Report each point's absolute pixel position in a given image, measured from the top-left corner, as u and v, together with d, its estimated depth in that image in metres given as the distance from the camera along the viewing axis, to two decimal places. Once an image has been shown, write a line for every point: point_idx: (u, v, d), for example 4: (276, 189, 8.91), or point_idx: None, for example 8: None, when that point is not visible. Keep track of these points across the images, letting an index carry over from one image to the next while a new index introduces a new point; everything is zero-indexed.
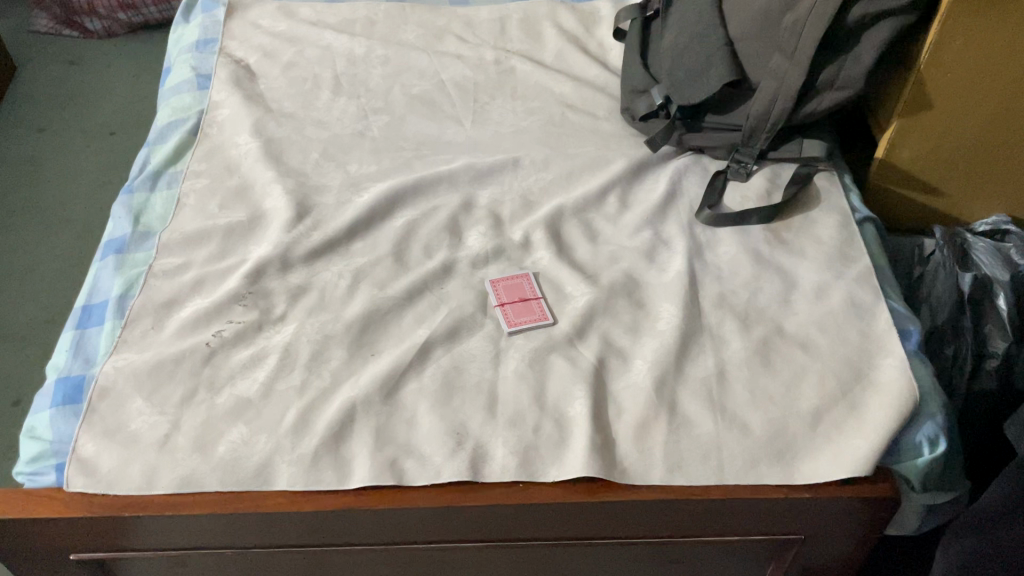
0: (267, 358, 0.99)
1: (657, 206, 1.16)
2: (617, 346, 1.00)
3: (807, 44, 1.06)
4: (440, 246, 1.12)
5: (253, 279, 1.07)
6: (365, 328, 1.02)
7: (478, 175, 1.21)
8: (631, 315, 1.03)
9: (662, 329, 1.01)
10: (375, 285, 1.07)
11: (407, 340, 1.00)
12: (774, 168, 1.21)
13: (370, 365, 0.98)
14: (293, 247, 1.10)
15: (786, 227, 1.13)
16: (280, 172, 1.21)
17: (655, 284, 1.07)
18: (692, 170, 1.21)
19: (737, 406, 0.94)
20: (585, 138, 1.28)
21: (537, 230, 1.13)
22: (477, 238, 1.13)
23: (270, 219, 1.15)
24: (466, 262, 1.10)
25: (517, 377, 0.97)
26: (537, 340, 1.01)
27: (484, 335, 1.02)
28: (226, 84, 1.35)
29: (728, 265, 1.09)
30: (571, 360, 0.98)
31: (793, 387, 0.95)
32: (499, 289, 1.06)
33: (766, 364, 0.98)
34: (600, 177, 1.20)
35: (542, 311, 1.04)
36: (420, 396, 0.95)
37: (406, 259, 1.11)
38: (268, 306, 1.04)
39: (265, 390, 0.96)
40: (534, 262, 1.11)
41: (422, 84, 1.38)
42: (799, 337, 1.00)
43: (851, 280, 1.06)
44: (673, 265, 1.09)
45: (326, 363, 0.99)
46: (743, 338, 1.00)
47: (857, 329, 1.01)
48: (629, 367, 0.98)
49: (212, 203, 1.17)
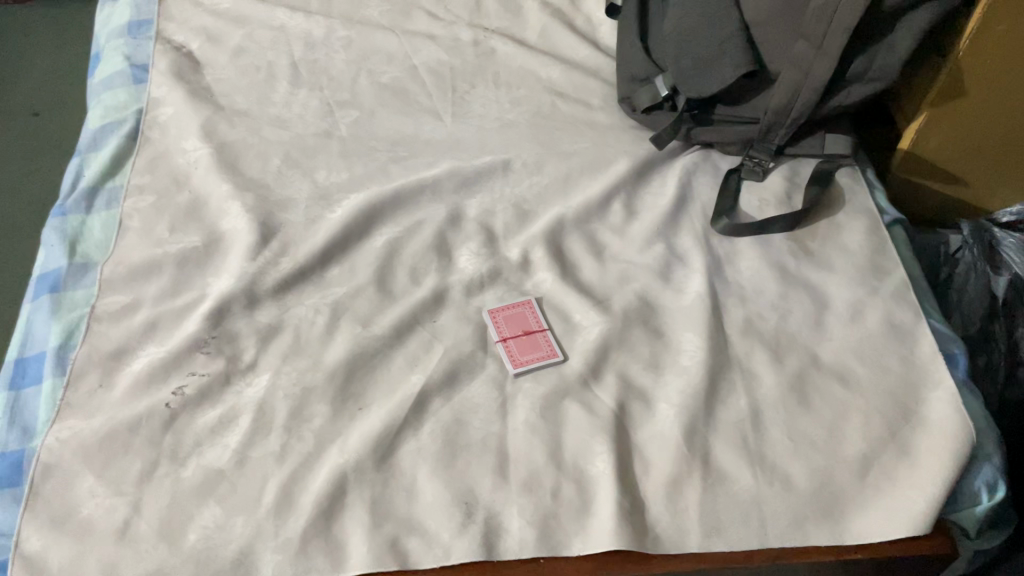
0: (239, 419, 0.86)
1: (668, 214, 1.04)
2: (637, 387, 0.89)
3: (838, 33, 0.94)
4: (428, 269, 0.99)
5: (215, 320, 0.92)
6: (350, 377, 0.89)
7: (464, 182, 1.07)
8: (649, 347, 0.92)
9: (686, 364, 0.90)
10: (356, 321, 0.94)
11: (400, 390, 0.88)
12: (792, 165, 1.09)
13: (359, 422, 0.86)
14: (260, 279, 0.96)
15: (811, 234, 1.02)
16: (237, 184, 1.06)
17: (673, 308, 0.96)
18: (702, 169, 1.09)
19: (777, 454, 0.84)
20: (579, 132, 1.14)
21: (536, 247, 1.01)
22: (468, 259, 1.00)
23: (230, 243, 1.00)
24: (459, 288, 0.97)
25: (529, 429, 0.85)
26: (548, 383, 0.89)
27: (486, 378, 0.90)
28: (167, 77, 1.17)
29: (752, 283, 0.98)
30: (588, 407, 0.87)
31: (836, 429, 0.86)
32: (500, 321, 0.94)
33: (805, 403, 0.88)
34: (602, 180, 1.07)
35: (550, 346, 0.92)
36: (419, 458, 0.83)
37: (390, 287, 0.97)
38: (235, 353, 0.91)
39: (239, 459, 0.83)
40: (535, 286, 0.98)
41: (393, 71, 1.22)
42: (837, 368, 0.90)
43: (887, 297, 0.96)
44: (691, 285, 0.97)
45: (307, 422, 0.86)
46: (777, 372, 0.90)
47: (899, 356, 0.91)
48: (653, 412, 0.87)
49: (160, 226, 1.02)
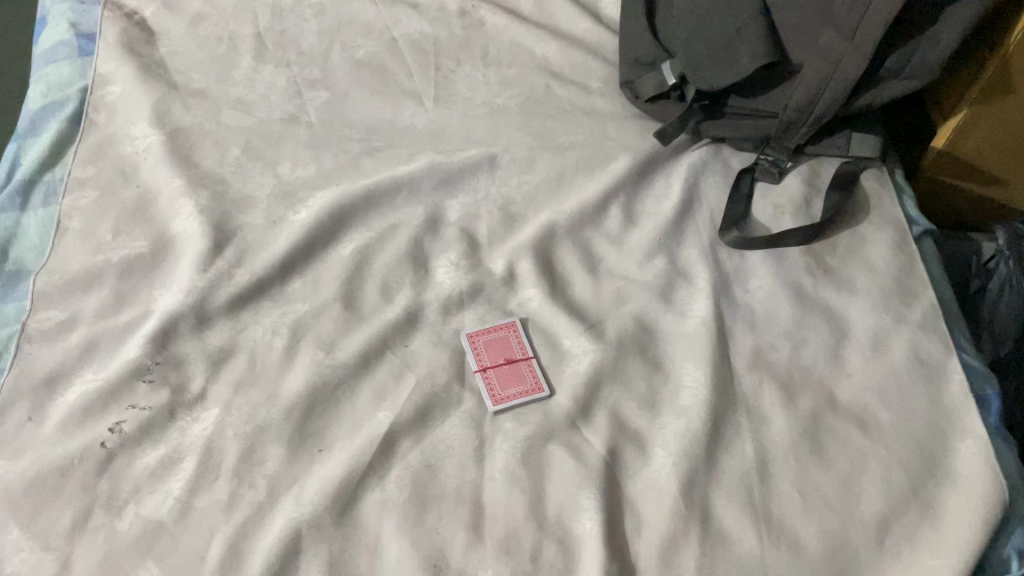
0: (184, 462, 0.77)
1: (672, 222, 0.93)
2: (631, 428, 0.80)
3: (875, 23, 0.82)
4: (402, 284, 0.88)
5: (160, 343, 0.82)
6: (309, 413, 0.79)
7: (444, 180, 0.96)
8: (646, 381, 0.82)
9: (686, 403, 0.81)
10: (318, 345, 0.84)
11: (364, 429, 0.79)
12: (812, 166, 0.98)
13: (318, 466, 0.77)
14: (212, 294, 0.86)
15: (831, 249, 0.91)
16: (190, 179, 0.94)
17: (674, 335, 0.85)
18: (711, 168, 0.98)
19: (785, 513, 0.75)
20: (576, 121, 1.02)
21: (523, 260, 0.90)
22: (447, 271, 0.90)
23: (180, 249, 0.89)
24: (435, 306, 0.87)
25: (507, 479, 0.76)
26: (532, 423, 0.80)
27: (462, 416, 0.80)
28: (115, 50, 1.05)
29: (764, 306, 0.87)
30: (575, 452, 0.78)
31: (852, 484, 0.77)
32: (480, 348, 0.84)
33: (818, 452, 0.78)
34: (599, 180, 0.96)
35: (535, 379, 0.82)
36: (384, 511, 0.74)
37: (359, 305, 0.87)
38: (182, 382, 0.81)
39: (182, 509, 0.74)
40: (520, 304, 0.88)
41: (369, 44, 1.09)
42: (855, 410, 0.81)
43: (913, 326, 0.85)
44: (695, 307, 0.87)
45: (259, 467, 0.76)
46: (788, 414, 0.80)
47: (925, 397, 0.81)
48: (648, 459, 0.78)
49: (103, 227, 0.91)
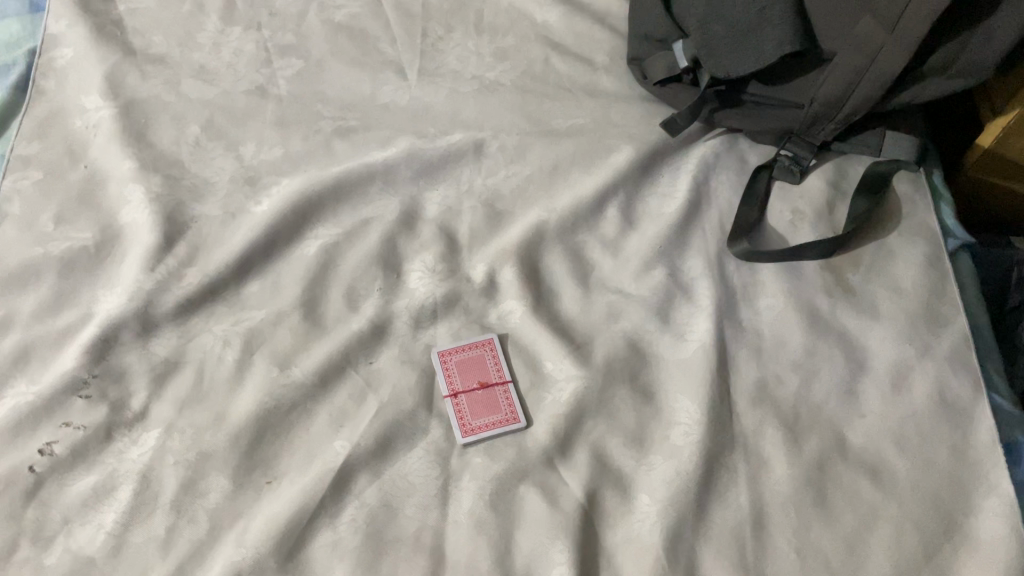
0: (119, 491, 0.70)
1: (675, 227, 0.83)
2: (614, 468, 0.72)
3: (923, 12, 0.71)
4: (370, 290, 0.80)
5: (99, 353, 0.75)
6: (259, 438, 0.72)
7: (424, 170, 0.86)
8: (634, 414, 0.74)
9: (678, 443, 0.72)
10: (273, 360, 0.76)
11: (318, 460, 0.71)
12: (839, 164, 0.87)
13: (265, 501, 0.70)
14: (159, 298, 0.78)
15: (853, 265, 0.81)
16: (143, 161, 0.85)
17: (669, 361, 0.77)
18: (724, 163, 0.87)
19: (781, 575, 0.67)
20: (575, 102, 0.91)
21: (505, 267, 0.81)
22: (420, 277, 0.80)
23: (127, 243, 0.81)
24: (405, 318, 0.78)
25: (473, 523, 0.69)
26: (504, 459, 0.72)
27: (428, 447, 0.72)
28: (67, 6, 0.94)
29: (772, 331, 0.78)
30: (550, 495, 0.70)
31: (858, 544, 0.69)
32: (452, 368, 0.76)
33: (821, 505, 0.70)
34: (596, 175, 0.86)
35: (511, 408, 0.74)
36: (334, 556, 0.67)
37: (321, 313, 0.79)
38: (122, 398, 0.74)
39: (115, 544, 0.68)
40: (500, 318, 0.79)
41: (350, 6, 0.98)
42: (867, 456, 0.72)
43: (940, 359, 0.76)
44: (695, 329, 0.78)
45: (201, 499, 0.69)
46: (792, 460, 0.72)
47: (947, 444, 0.72)
48: (631, 506, 0.70)
49: (44, 215, 0.82)
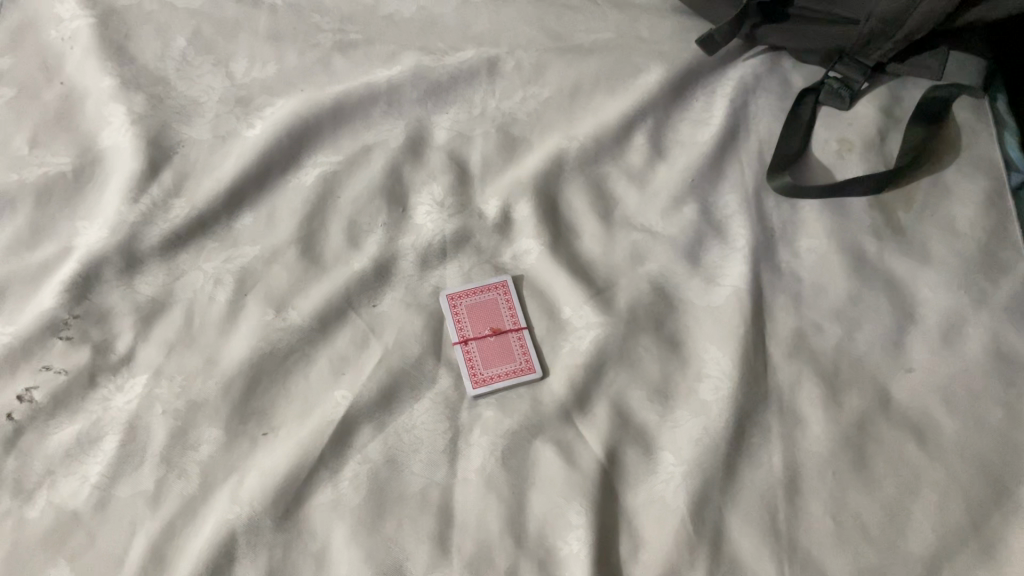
0: (104, 441, 0.65)
1: (708, 159, 0.75)
2: (637, 424, 0.66)
3: None
4: (373, 225, 0.73)
5: (80, 292, 0.69)
6: (254, 386, 0.67)
7: (433, 90, 0.78)
8: (660, 366, 0.68)
9: (706, 398, 0.66)
10: (268, 301, 0.70)
11: (317, 411, 0.66)
12: (893, 89, 0.78)
13: (261, 454, 0.65)
14: (144, 232, 0.71)
15: (904, 203, 0.74)
16: (123, 78, 0.77)
17: (698, 306, 0.70)
18: (766, 85, 0.79)
19: (814, 542, 0.62)
20: (601, 14, 0.82)
21: (521, 202, 0.74)
22: (428, 211, 0.74)
23: (109, 169, 0.74)
24: (411, 257, 0.72)
25: (483, 482, 0.64)
26: (517, 413, 0.66)
27: (435, 399, 0.67)
28: None
29: (812, 275, 0.71)
30: (566, 453, 0.65)
31: (898, 510, 0.63)
32: (462, 313, 0.70)
33: (860, 467, 0.65)
34: (623, 100, 0.78)
35: (525, 357, 0.68)
36: (335, 514, 0.63)
37: (319, 250, 0.72)
38: (106, 340, 0.68)
39: (101, 498, 0.63)
40: (515, 258, 0.73)
41: None
42: (912, 416, 0.66)
43: (997, 310, 0.69)
44: (728, 272, 0.71)
45: (192, 452, 0.65)
46: (830, 418, 0.66)
47: (1001, 404, 0.66)
48: (654, 465, 0.65)
49: (17, 136, 0.75)
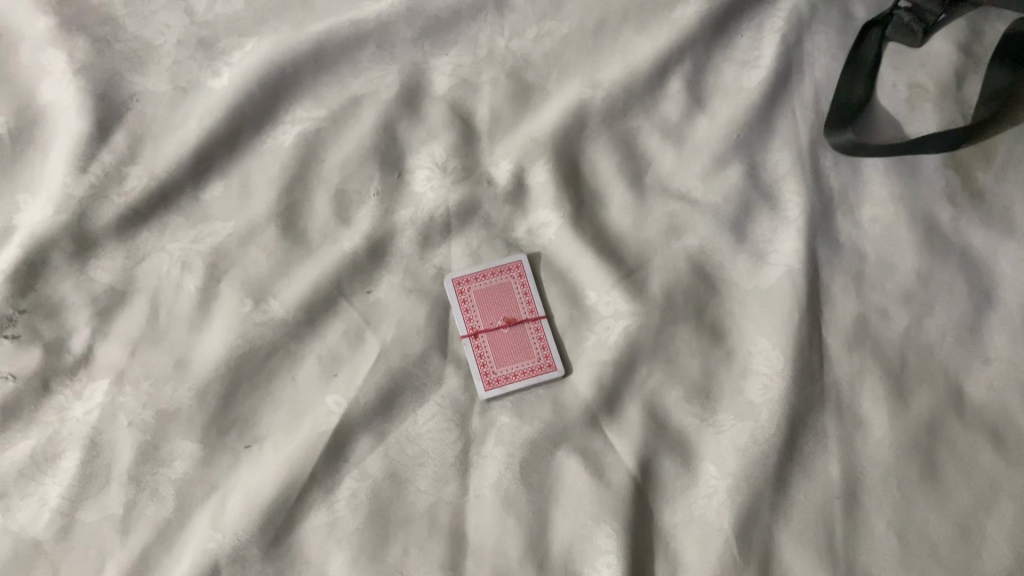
0: (63, 458, 0.56)
1: (756, 110, 0.64)
2: (674, 429, 0.58)
3: None
4: (365, 195, 0.63)
5: (26, 281, 0.59)
6: (234, 392, 0.58)
7: (432, 27, 0.66)
8: (700, 361, 0.59)
9: (754, 399, 0.58)
10: (245, 289, 0.60)
11: (307, 419, 0.57)
12: (974, 22, 0.66)
13: (245, 470, 0.56)
14: (97, 208, 0.61)
15: (985, 160, 0.63)
16: (62, 15, 0.64)
17: (744, 290, 0.61)
18: (825, 17, 0.66)
19: (876, 561, 0.54)
20: None
21: (537, 165, 0.64)
22: (429, 177, 0.63)
23: (51, 130, 0.63)
24: (410, 233, 0.62)
25: (499, 500, 0.56)
26: (536, 419, 0.58)
27: (443, 402, 0.58)
28: None
29: (876, 250, 0.61)
30: (594, 465, 0.56)
31: (973, 523, 0.55)
32: (472, 301, 0.61)
33: (929, 476, 0.56)
34: (656, 38, 0.66)
35: (545, 351, 0.60)
36: (331, 540, 0.55)
37: (304, 226, 0.62)
38: (59, 338, 0.59)
39: (63, 526, 0.55)
40: (531, 232, 0.63)
41: None
42: (990, 415, 0.57)
43: None
44: (780, 248, 0.61)
45: (165, 469, 0.56)
46: (895, 419, 0.57)
47: None
48: (694, 477, 0.57)
49: None
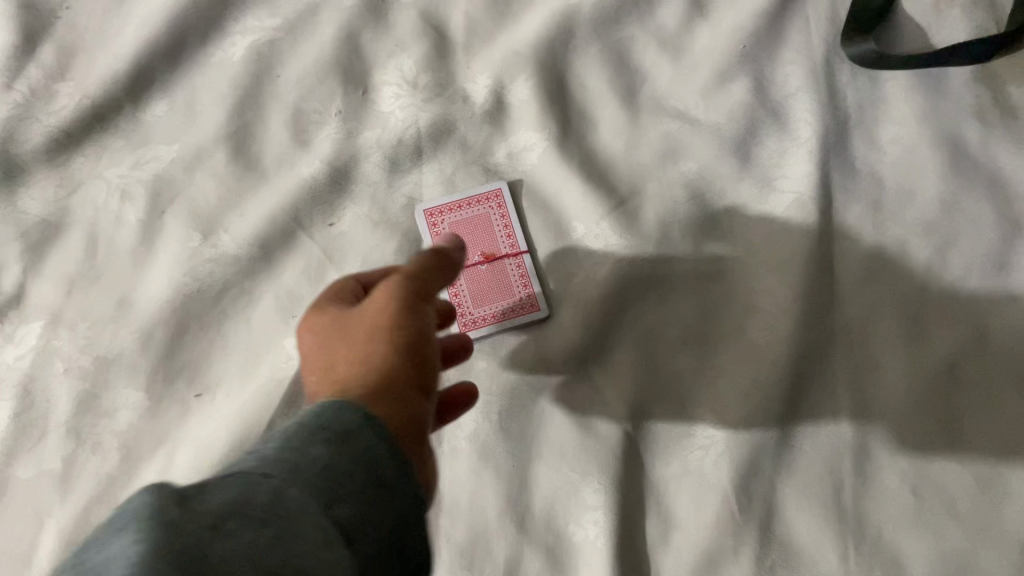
0: None
1: (764, 19, 0.57)
2: (669, 374, 0.52)
3: None
4: (325, 115, 0.56)
5: None
6: (182, 335, 0.52)
7: None
8: (698, 299, 0.53)
9: (756, 340, 0.52)
10: (193, 220, 0.54)
11: (264, 365, 0.52)
12: None
13: (195, 421, 0.51)
14: (25, 131, 0.54)
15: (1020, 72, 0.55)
16: None
17: (748, 219, 0.54)
18: None
19: (886, 517, 0.49)
20: None
21: (519, 81, 0.57)
22: (397, 94, 0.56)
23: None
24: (377, 158, 0.55)
25: (477, 453, 0.51)
26: (518, 365, 0.53)
27: None
28: None
29: (897, 175, 0.55)
30: (580, 415, 0.52)
31: (995, 474, 0.49)
32: (446, 233, 0.54)
33: (948, 422, 0.50)
34: None
35: (526, 291, 0.54)
36: None
37: (257, 150, 0.55)
38: None
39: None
40: (511, 156, 0.56)
41: None
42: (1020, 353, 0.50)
43: None
44: (788, 173, 0.55)
45: (106, 421, 0.51)
46: (912, 359, 0.51)
47: None
48: (690, 427, 0.51)
49: None
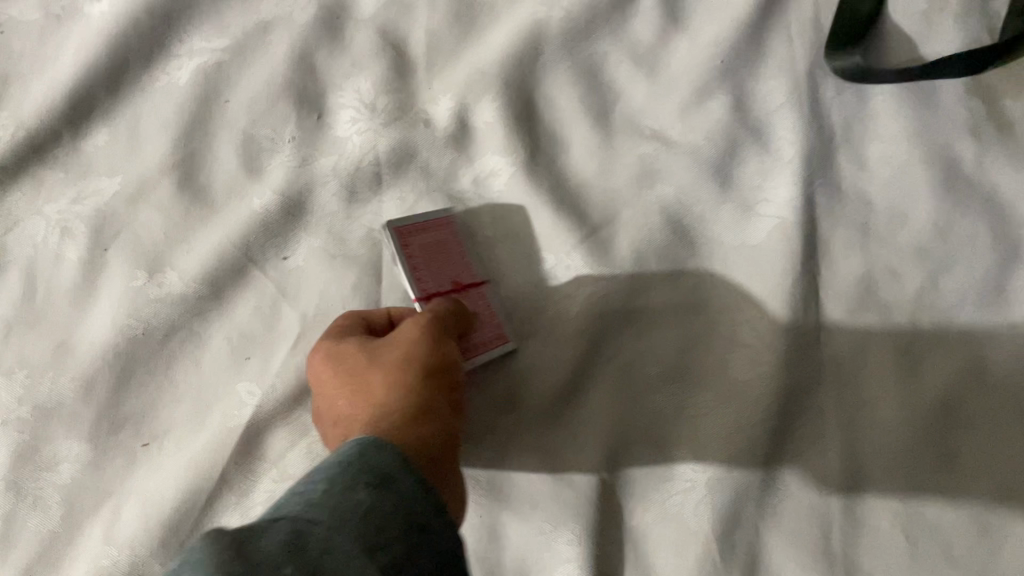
0: None
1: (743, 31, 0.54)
2: (646, 413, 0.49)
3: None
4: (277, 141, 0.52)
5: None
6: (127, 381, 0.49)
7: None
8: (677, 331, 0.50)
9: (738, 376, 0.49)
10: (138, 257, 0.51)
11: (214, 411, 0.49)
12: None
13: (141, 473, 0.48)
14: None
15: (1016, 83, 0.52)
16: None
17: (728, 246, 0.51)
18: None
19: (880, 567, 0.45)
20: None
21: (483, 102, 0.54)
22: (354, 117, 0.53)
23: None
24: (333, 186, 0.52)
25: None
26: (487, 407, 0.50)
27: None
28: None
29: (886, 196, 0.51)
30: (552, 459, 0.49)
31: (994, 516, 0.45)
32: (417, 257, 0.49)
33: (944, 461, 0.46)
34: None
35: (495, 320, 0.50)
36: None
37: (206, 180, 0.52)
38: None
39: None
40: (477, 182, 0.53)
41: None
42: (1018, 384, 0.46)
43: None
44: (772, 195, 0.52)
45: (48, 474, 0.48)
46: (904, 393, 0.47)
47: None
48: (668, 471, 0.48)
49: None
